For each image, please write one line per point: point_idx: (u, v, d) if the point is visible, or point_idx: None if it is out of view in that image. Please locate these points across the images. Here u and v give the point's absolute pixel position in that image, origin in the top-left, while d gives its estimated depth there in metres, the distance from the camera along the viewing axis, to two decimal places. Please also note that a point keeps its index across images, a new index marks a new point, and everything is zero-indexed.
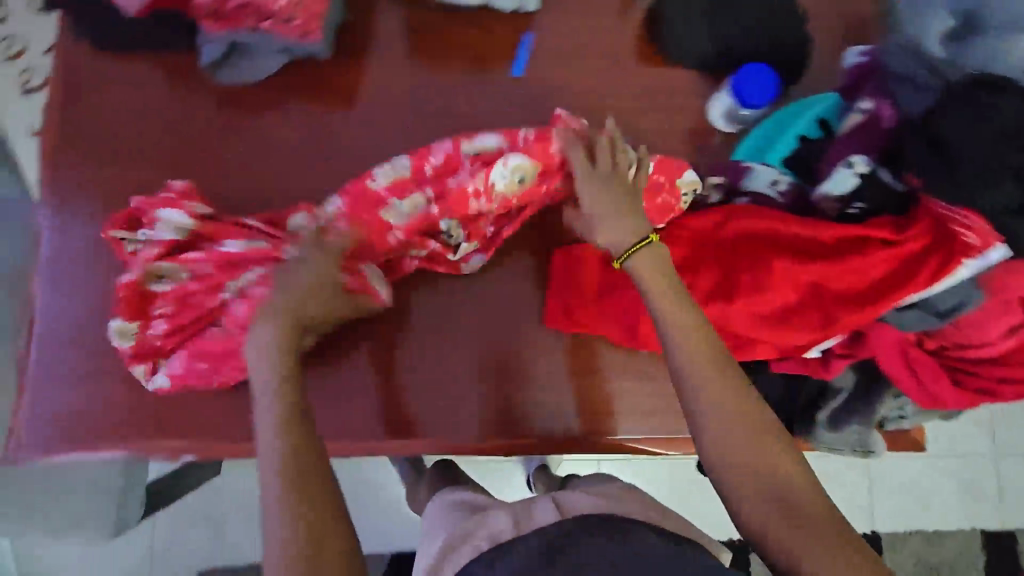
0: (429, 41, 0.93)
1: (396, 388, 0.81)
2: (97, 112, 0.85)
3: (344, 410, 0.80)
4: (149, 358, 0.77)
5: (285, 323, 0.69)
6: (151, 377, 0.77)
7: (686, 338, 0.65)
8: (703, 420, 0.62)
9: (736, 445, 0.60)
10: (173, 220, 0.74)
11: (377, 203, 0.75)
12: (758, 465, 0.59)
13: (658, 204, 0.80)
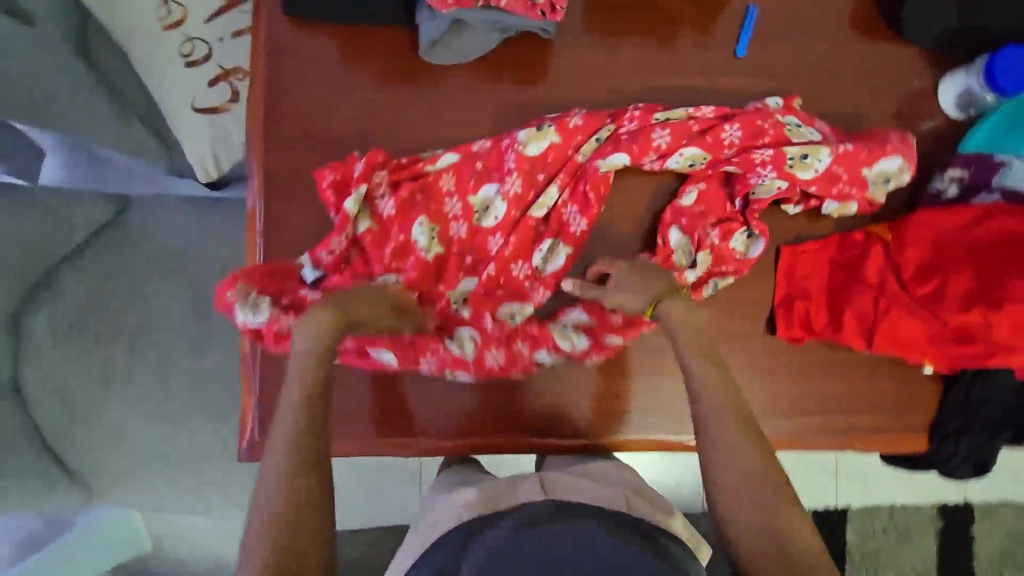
0: (629, 16, 0.88)
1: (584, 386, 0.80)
2: (307, 96, 0.81)
3: (575, 404, 0.80)
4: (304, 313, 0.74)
5: (325, 337, 0.65)
6: (247, 302, 0.71)
7: (708, 379, 0.68)
8: (705, 436, 0.65)
9: (732, 466, 0.63)
10: (490, 192, 0.79)
11: (586, 198, 0.79)
12: (751, 481, 0.62)
13: (833, 194, 0.80)
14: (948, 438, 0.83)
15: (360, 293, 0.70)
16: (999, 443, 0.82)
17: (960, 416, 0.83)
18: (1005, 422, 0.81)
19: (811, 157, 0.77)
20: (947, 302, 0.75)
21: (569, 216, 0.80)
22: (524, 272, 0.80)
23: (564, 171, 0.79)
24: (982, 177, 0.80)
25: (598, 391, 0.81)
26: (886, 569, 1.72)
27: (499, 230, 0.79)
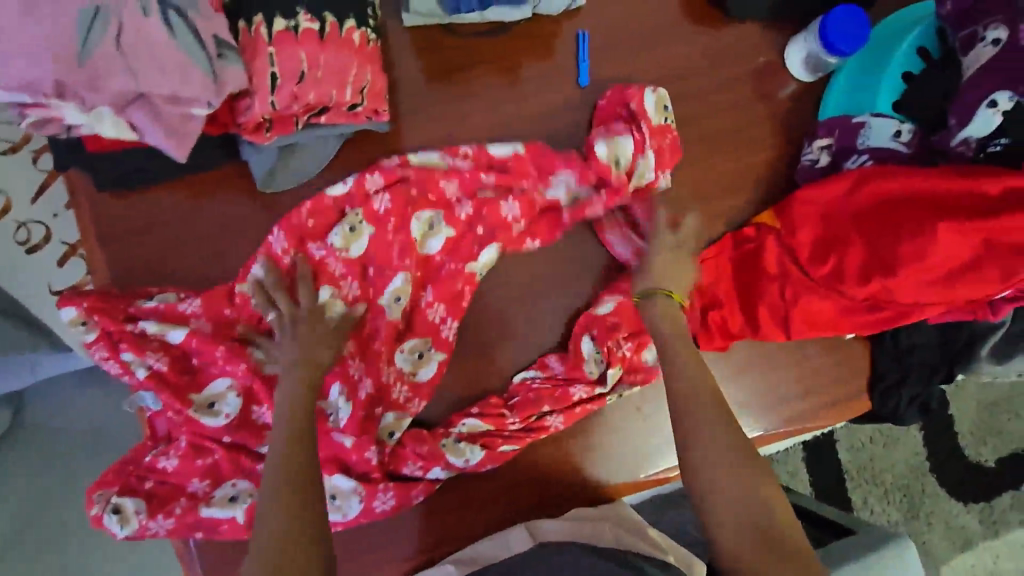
0: (468, 74, 0.83)
1: (536, 464, 0.79)
2: (159, 267, 0.75)
3: (534, 485, 0.79)
4: (206, 494, 0.69)
5: (303, 365, 0.66)
6: (110, 510, 0.65)
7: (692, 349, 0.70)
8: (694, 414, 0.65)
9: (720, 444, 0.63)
10: (399, 282, 0.76)
11: (457, 293, 0.78)
12: (727, 467, 0.62)
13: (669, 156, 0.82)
14: (888, 390, 0.85)
15: (320, 334, 0.69)
16: (936, 383, 0.83)
17: (896, 365, 0.84)
18: (939, 361, 0.82)
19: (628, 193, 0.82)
20: (850, 279, 0.74)
21: (438, 318, 0.78)
22: (403, 391, 0.76)
23: (380, 171, 0.77)
24: (847, 142, 0.79)
25: (548, 465, 0.79)
26: (883, 474, 1.78)
27: (380, 348, 0.76)
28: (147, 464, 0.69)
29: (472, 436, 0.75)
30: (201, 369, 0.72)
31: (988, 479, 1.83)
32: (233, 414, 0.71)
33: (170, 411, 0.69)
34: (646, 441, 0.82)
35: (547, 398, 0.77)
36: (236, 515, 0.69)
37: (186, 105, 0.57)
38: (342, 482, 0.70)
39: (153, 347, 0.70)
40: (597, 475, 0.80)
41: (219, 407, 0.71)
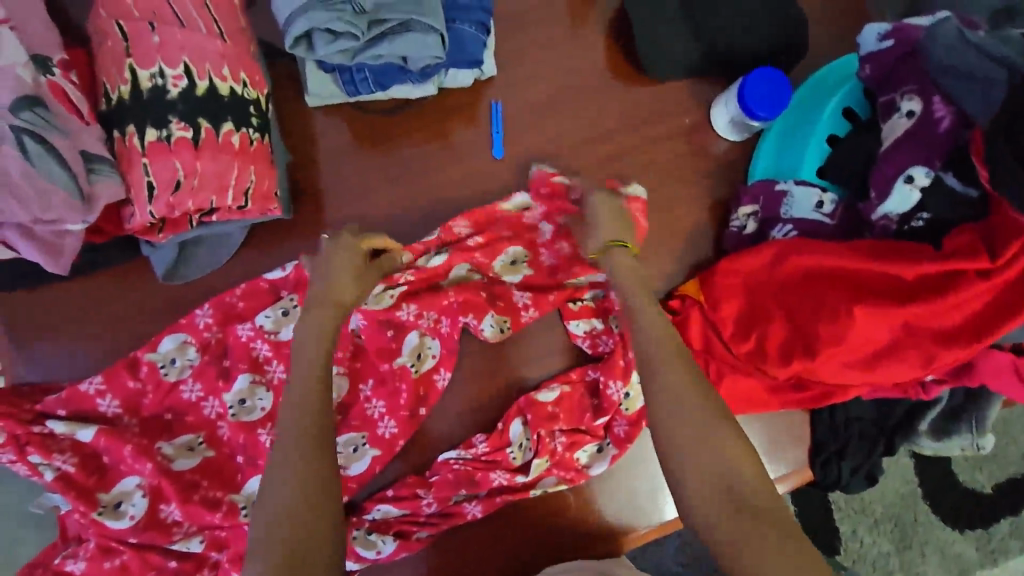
0: (383, 148, 0.80)
1: (458, 545, 0.75)
2: (71, 361, 0.74)
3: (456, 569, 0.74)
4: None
5: (332, 305, 0.66)
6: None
7: (655, 324, 0.66)
8: (654, 407, 0.60)
9: (676, 420, 0.58)
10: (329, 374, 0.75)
11: (395, 391, 0.76)
12: (698, 450, 0.57)
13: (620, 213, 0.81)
14: (829, 462, 0.80)
15: (365, 270, 0.71)
16: (877, 455, 0.79)
17: (834, 437, 0.80)
18: (876, 432, 0.79)
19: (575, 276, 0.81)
20: (774, 357, 0.72)
21: (377, 413, 0.75)
22: None
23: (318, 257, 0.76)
24: (772, 209, 0.75)
25: (471, 548, 0.75)
26: (873, 503, 1.72)
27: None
28: (55, 569, 0.68)
29: (383, 523, 0.73)
30: (111, 467, 0.71)
31: (985, 504, 1.77)
32: (137, 515, 0.70)
33: (76, 513, 0.68)
34: (580, 522, 0.78)
35: (467, 480, 0.74)
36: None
37: (57, 225, 0.56)
38: None
39: (61, 447, 0.69)
40: (525, 556, 0.76)
41: (124, 508, 0.70)
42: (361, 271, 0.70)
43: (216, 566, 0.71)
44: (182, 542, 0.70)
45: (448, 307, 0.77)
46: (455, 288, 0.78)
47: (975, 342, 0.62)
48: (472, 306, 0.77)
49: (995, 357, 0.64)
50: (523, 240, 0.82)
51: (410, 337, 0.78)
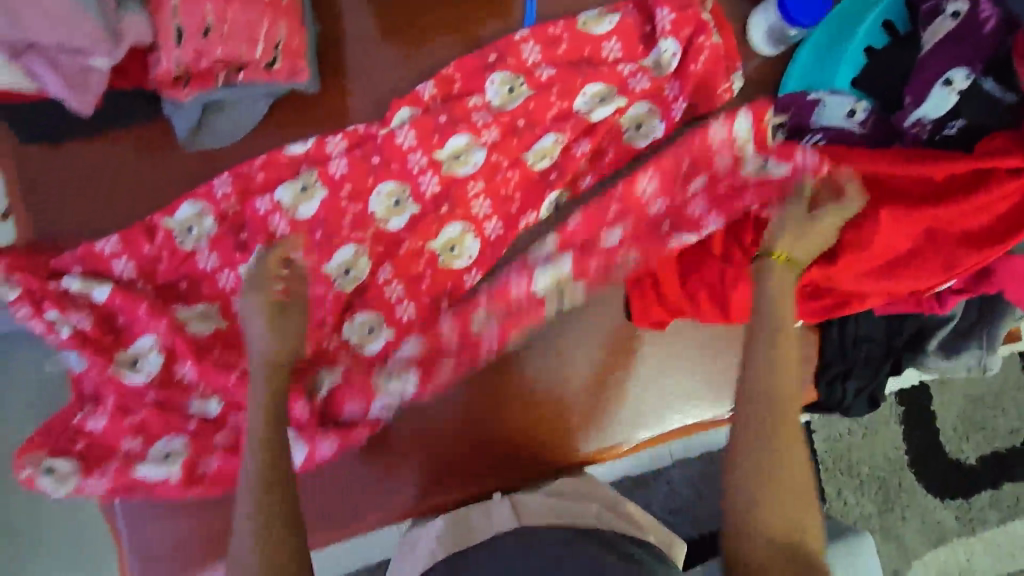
0: (414, 31, 0.79)
1: (452, 431, 0.75)
2: (90, 223, 0.73)
3: (450, 452, 0.75)
4: (141, 452, 0.70)
5: (276, 370, 0.66)
6: (44, 471, 0.67)
7: (786, 361, 0.62)
8: (738, 442, 0.60)
9: (754, 455, 0.59)
10: (349, 252, 0.75)
11: (416, 274, 0.76)
12: (757, 493, 0.58)
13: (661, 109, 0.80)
14: (835, 382, 0.80)
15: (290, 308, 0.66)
16: (882, 378, 0.80)
17: (840, 358, 0.79)
18: (882, 355, 0.79)
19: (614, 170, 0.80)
20: None
21: (395, 296, 0.75)
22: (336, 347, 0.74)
23: (343, 133, 0.75)
24: (801, 119, 0.75)
25: (465, 437, 0.75)
26: (860, 465, 1.75)
27: (322, 309, 0.74)
28: (73, 426, 0.69)
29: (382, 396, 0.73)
30: (125, 329, 0.71)
31: (970, 476, 1.79)
32: (152, 372, 0.71)
33: (92, 370, 0.70)
34: (580, 424, 0.77)
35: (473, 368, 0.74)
36: (170, 473, 0.69)
37: (82, 56, 0.56)
38: (277, 440, 0.70)
39: (76, 304, 0.70)
40: (522, 448, 0.76)
41: (141, 365, 0.71)
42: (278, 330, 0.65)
43: (229, 431, 0.72)
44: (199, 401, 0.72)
45: (476, 192, 0.76)
46: (480, 175, 0.76)
47: (995, 247, 0.63)
48: (493, 197, 0.76)
49: (1013, 263, 0.65)
50: (558, 134, 0.77)
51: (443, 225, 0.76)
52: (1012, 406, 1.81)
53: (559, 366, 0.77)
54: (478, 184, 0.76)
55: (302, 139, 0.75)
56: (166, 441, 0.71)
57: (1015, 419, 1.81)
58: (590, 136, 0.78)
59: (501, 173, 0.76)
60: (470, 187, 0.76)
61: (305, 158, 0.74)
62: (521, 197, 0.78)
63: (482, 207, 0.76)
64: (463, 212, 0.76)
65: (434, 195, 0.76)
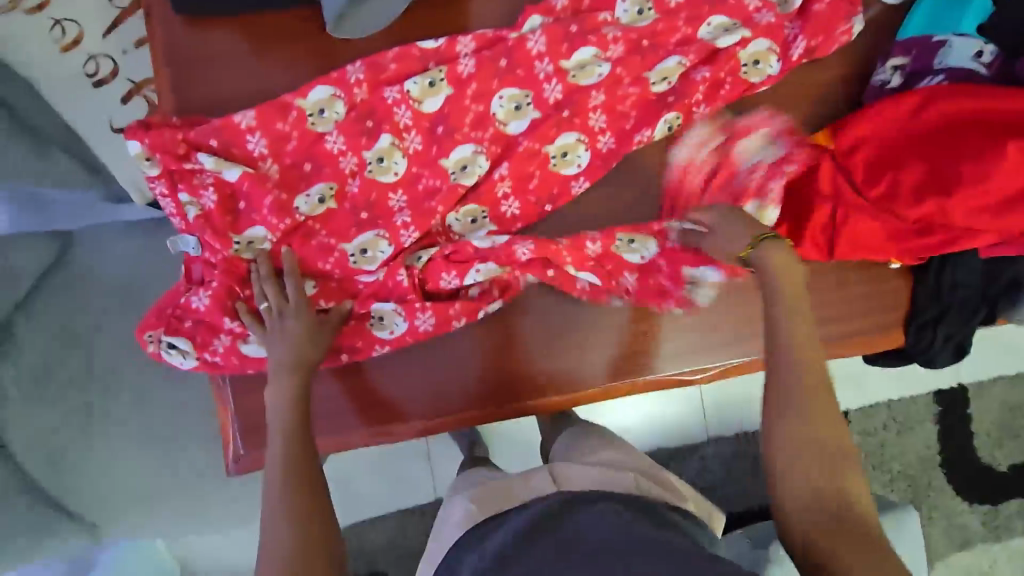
0: None
1: (496, 380, 0.76)
2: (222, 99, 0.76)
3: (528, 372, 0.77)
4: (242, 332, 0.71)
5: (296, 371, 0.67)
6: (166, 346, 0.70)
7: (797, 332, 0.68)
8: (771, 425, 0.66)
9: (786, 436, 0.65)
10: (468, 150, 0.76)
11: (528, 177, 0.77)
12: (793, 464, 0.63)
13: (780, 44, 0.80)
14: (926, 326, 0.82)
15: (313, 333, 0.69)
16: (973, 324, 0.82)
17: (935, 301, 0.82)
18: (977, 301, 0.81)
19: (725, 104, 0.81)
20: (908, 198, 0.73)
21: (503, 194, 0.77)
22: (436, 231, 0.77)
23: (473, 34, 0.76)
24: (923, 60, 0.77)
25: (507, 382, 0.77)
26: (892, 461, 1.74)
27: (436, 199, 0.75)
28: (182, 305, 0.71)
29: (503, 286, 0.76)
30: (245, 214, 0.72)
31: (1000, 483, 1.78)
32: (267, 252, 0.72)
33: (213, 248, 0.71)
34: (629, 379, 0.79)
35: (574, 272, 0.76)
36: None
37: None
38: (385, 306, 0.74)
39: (209, 181, 0.71)
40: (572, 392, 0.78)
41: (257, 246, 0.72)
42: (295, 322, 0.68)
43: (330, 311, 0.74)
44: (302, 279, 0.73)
45: (596, 105, 0.77)
46: (602, 88, 0.77)
47: None
48: (611, 112, 0.78)
49: None
50: (679, 56, 0.79)
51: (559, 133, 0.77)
52: None
53: (578, 352, 0.78)
54: (599, 97, 0.77)
55: (433, 37, 0.77)
56: None
57: None
58: (710, 63, 0.79)
59: (623, 87, 0.78)
60: (592, 99, 0.77)
61: (435, 55, 0.76)
62: (637, 115, 0.79)
63: (599, 120, 0.78)
64: (581, 124, 0.77)
65: (555, 103, 0.77)
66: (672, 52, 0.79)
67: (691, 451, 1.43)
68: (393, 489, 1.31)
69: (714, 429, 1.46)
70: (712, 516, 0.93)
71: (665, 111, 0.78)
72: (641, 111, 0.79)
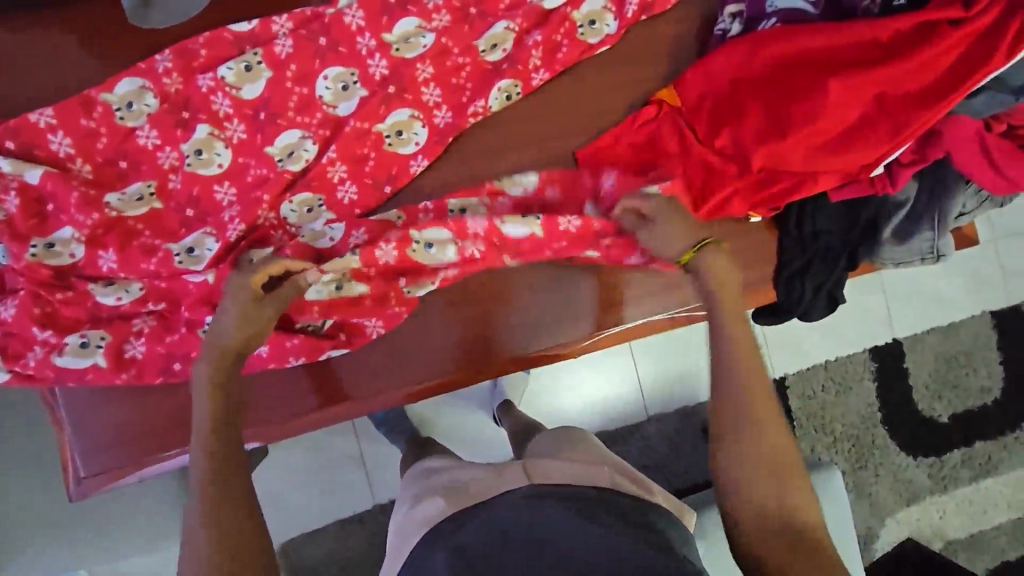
0: None
1: (441, 334, 0.76)
2: (26, 99, 0.72)
3: (481, 330, 0.76)
4: (58, 342, 0.68)
5: (225, 362, 0.62)
6: None
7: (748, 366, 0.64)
8: (738, 443, 0.61)
9: (750, 462, 0.60)
10: (294, 136, 0.73)
11: (361, 157, 0.74)
12: (758, 479, 0.59)
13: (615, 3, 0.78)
14: (794, 278, 0.79)
15: (249, 314, 0.64)
16: (839, 272, 0.79)
17: (800, 251, 0.78)
18: (840, 247, 0.79)
19: (566, 68, 0.78)
20: (750, 147, 0.71)
21: (338, 178, 0.74)
22: (272, 222, 0.73)
23: (289, 13, 0.73)
24: (758, 4, 0.75)
25: (452, 339, 0.76)
26: (834, 422, 1.45)
27: (264, 188, 0.72)
28: None
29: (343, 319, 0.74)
30: (53, 215, 0.69)
31: (941, 437, 1.49)
32: (80, 256, 0.69)
33: (16, 258, 0.67)
34: (502, 341, 0.76)
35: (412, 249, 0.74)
36: (97, 361, 0.69)
37: None
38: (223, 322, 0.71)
39: (10, 186, 0.68)
40: (510, 342, 0.77)
41: (62, 250, 0.69)
42: (249, 313, 0.64)
43: (154, 312, 0.71)
44: (121, 285, 0.70)
45: (425, 79, 0.75)
46: (431, 60, 0.75)
47: (936, 107, 0.66)
48: (442, 81, 0.75)
49: (954, 120, 0.68)
50: (507, 20, 0.76)
51: (390, 111, 0.74)
52: (985, 364, 1.51)
53: (534, 311, 0.78)
54: (426, 69, 0.74)
55: (247, 20, 0.74)
56: (92, 327, 0.69)
57: (986, 375, 1.51)
58: (542, 27, 0.76)
59: (453, 58, 0.75)
60: (419, 71, 0.74)
61: (249, 38, 0.73)
62: (473, 84, 0.76)
63: (432, 93, 0.75)
64: (410, 100, 0.75)
65: (382, 80, 0.74)
66: (502, 17, 0.76)
67: (632, 432, 1.28)
68: (327, 499, 1.16)
69: (656, 410, 1.30)
70: (684, 513, 0.81)
71: (498, 79, 0.76)
72: (477, 80, 0.76)
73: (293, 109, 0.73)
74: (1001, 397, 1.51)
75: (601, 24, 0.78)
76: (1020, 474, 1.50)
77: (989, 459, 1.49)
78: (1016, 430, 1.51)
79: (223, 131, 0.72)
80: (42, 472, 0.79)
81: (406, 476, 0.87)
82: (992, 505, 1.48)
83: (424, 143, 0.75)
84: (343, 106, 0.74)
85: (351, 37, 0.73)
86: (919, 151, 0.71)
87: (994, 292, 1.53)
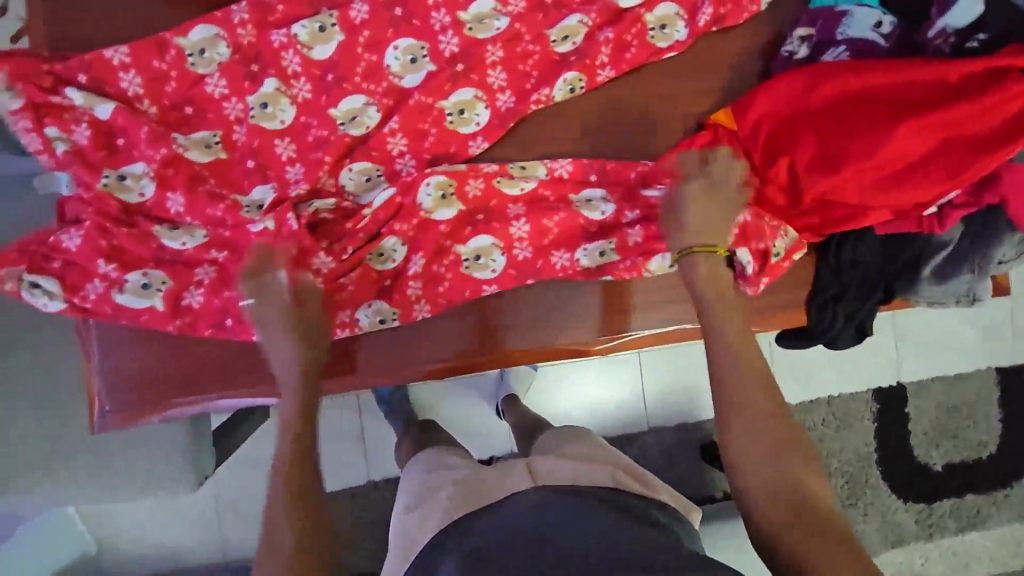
0: None
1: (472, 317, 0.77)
2: (104, 33, 0.72)
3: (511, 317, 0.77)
4: (118, 279, 0.68)
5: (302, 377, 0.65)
6: (29, 286, 0.65)
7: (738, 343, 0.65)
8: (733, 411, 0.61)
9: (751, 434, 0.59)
10: (359, 102, 0.74)
11: (423, 132, 0.75)
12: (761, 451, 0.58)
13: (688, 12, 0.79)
14: (824, 305, 0.80)
15: (308, 329, 0.67)
16: (872, 306, 0.80)
17: (835, 281, 0.79)
18: (876, 279, 0.79)
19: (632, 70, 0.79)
20: (805, 174, 0.73)
21: (397, 150, 0.74)
22: (331, 188, 0.74)
23: None
24: (829, 30, 0.76)
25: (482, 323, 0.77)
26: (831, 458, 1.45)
27: (324, 149, 0.73)
28: (49, 244, 0.67)
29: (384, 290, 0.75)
30: (122, 151, 0.70)
31: (933, 484, 1.49)
32: (146, 194, 0.70)
33: (80, 188, 0.68)
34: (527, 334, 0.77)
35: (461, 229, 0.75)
36: (155, 304, 0.69)
37: None
38: None
39: (81, 117, 0.69)
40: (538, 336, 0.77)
41: (132, 185, 0.69)
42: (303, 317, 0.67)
43: (216, 262, 0.71)
44: (186, 230, 0.71)
45: (494, 62, 0.75)
46: (502, 44, 0.75)
47: (998, 153, 0.67)
48: (510, 67, 0.76)
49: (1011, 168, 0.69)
50: (580, 15, 0.77)
51: (456, 89, 0.75)
52: (985, 418, 1.52)
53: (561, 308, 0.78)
54: (496, 53, 0.75)
55: None
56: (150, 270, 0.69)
57: (985, 430, 1.52)
58: (614, 25, 0.77)
59: (524, 45, 0.76)
60: (489, 55, 0.75)
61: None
62: (539, 73, 0.77)
63: (498, 77, 0.76)
64: (478, 81, 0.75)
65: (451, 58, 0.75)
66: (576, 11, 0.77)
67: (635, 440, 1.28)
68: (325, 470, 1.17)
69: (657, 421, 1.31)
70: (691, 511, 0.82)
71: (564, 72, 0.76)
72: (543, 70, 0.77)
73: (361, 75, 0.74)
74: (997, 452, 1.52)
75: (671, 29, 0.79)
76: (1007, 531, 1.50)
77: (977, 512, 1.50)
78: (1009, 487, 1.51)
79: (290, 88, 0.73)
80: (69, 402, 0.80)
81: (410, 463, 0.87)
82: (974, 558, 1.49)
83: (485, 126, 0.76)
84: (410, 78, 0.75)
85: (427, 12, 0.74)
86: (971, 194, 0.73)
87: (1005, 349, 1.54)
